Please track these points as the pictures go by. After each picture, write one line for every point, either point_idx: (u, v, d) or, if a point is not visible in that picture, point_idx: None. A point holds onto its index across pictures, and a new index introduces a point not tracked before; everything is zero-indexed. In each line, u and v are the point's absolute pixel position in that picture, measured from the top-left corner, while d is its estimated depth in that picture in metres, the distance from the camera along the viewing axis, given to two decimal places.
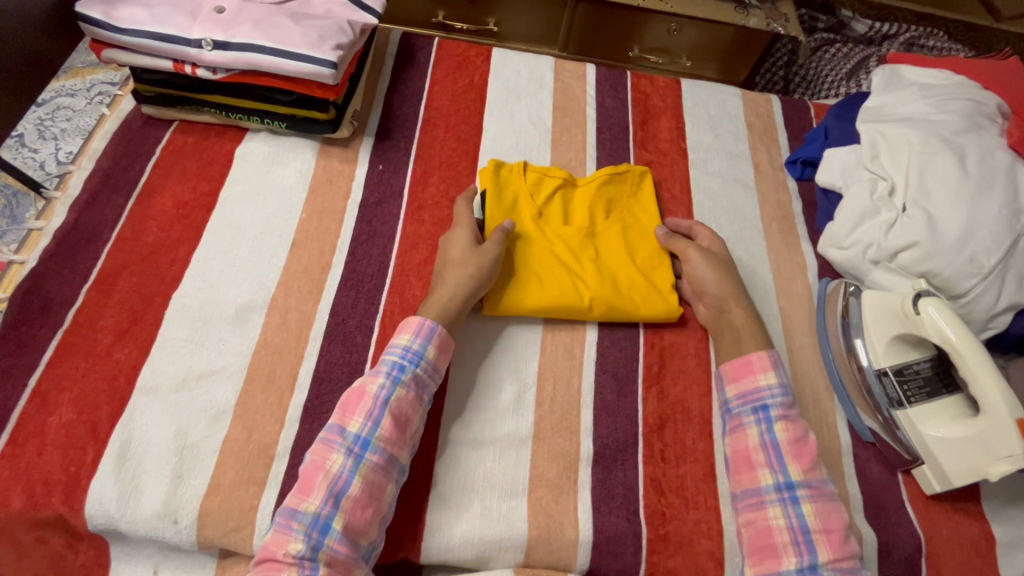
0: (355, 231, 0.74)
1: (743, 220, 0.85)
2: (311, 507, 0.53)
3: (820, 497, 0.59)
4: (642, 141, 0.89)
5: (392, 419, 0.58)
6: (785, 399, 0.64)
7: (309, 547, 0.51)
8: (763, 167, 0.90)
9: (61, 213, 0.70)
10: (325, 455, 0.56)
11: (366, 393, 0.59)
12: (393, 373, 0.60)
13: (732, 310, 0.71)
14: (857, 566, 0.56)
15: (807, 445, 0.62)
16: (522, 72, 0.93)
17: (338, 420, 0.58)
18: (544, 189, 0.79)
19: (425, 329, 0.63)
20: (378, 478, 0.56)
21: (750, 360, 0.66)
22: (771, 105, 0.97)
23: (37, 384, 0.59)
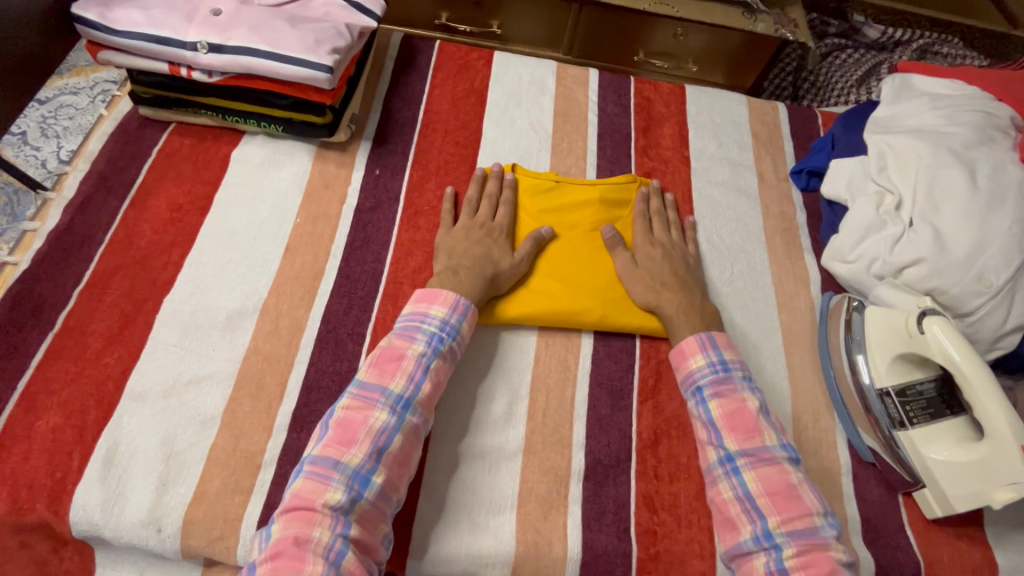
0: (350, 237, 0.74)
1: (745, 231, 0.83)
2: (354, 459, 0.53)
3: (762, 463, 0.59)
4: (644, 148, 0.88)
5: (432, 387, 0.60)
6: (716, 375, 0.64)
7: (350, 497, 0.52)
8: (768, 177, 0.88)
9: (56, 214, 0.70)
10: (367, 412, 0.56)
11: (405, 357, 0.60)
12: (432, 343, 0.61)
13: (663, 304, 0.70)
14: (812, 523, 0.56)
15: (743, 415, 0.61)
16: (523, 77, 0.92)
17: (377, 379, 0.58)
18: (532, 195, 0.78)
19: (463, 303, 0.64)
20: (414, 438, 0.57)
21: (681, 347, 0.67)
22: (777, 113, 0.95)
23: (26, 387, 0.59)
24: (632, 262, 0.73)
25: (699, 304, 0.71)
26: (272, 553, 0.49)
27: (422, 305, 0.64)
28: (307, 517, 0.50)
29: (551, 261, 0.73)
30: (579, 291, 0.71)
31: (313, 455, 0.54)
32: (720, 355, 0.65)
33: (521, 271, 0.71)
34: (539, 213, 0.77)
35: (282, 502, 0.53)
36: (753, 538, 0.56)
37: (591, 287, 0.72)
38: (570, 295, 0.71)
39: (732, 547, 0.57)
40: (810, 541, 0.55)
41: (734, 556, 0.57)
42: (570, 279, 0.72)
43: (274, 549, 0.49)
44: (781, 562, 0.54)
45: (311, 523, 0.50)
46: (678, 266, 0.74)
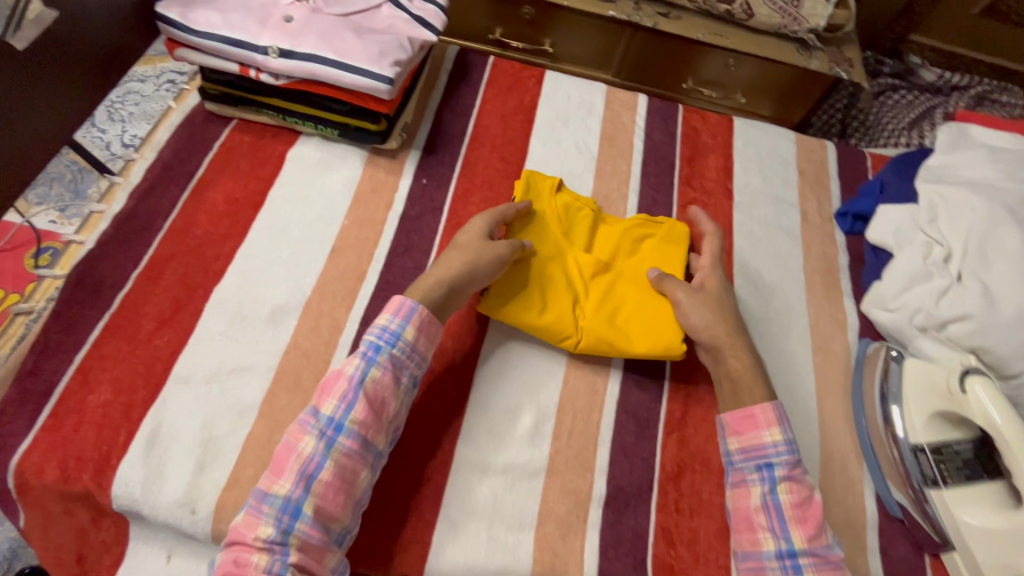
0: (393, 243, 0.76)
1: (784, 270, 0.83)
2: (282, 491, 0.54)
3: (825, 565, 0.58)
4: (688, 178, 0.88)
5: (367, 402, 0.58)
6: (790, 458, 0.62)
7: (281, 531, 0.52)
8: (811, 216, 0.87)
9: (121, 198, 0.73)
10: (299, 438, 0.57)
11: (341, 375, 0.60)
12: (368, 354, 0.61)
13: (731, 362, 0.67)
14: None
15: (813, 508, 0.60)
16: (573, 97, 0.93)
17: (315, 402, 0.59)
18: (568, 209, 0.78)
19: (406, 307, 0.63)
20: (351, 463, 0.56)
21: (754, 414, 0.64)
22: (825, 152, 0.94)
23: (81, 361, 0.62)
24: (689, 299, 0.69)
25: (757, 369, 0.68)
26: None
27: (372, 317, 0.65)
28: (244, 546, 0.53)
29: (578, 273, 0.73)
30: (612, 310, 0.70)
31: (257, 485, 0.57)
32: (793, 433, 0.64)
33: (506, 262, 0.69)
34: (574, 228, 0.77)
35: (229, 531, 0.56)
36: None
37: (624, 304, 0.72)
38: (596, 305, 0.70)
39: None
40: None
41: None
42: (600, 293, 0.72)
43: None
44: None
45: (245, 558, 0.52)
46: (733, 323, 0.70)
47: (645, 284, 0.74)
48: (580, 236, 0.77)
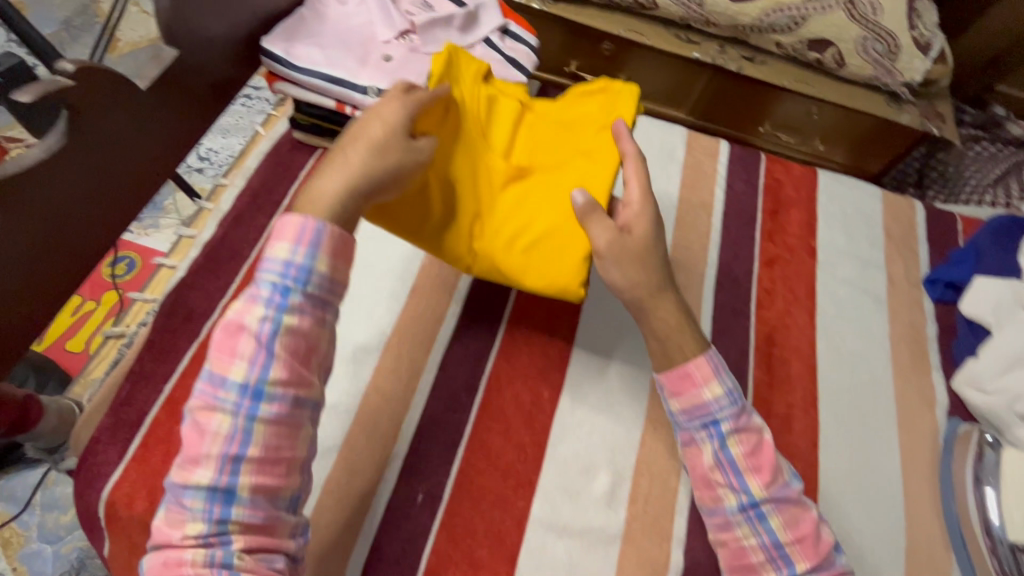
0: (472, 285, 0.75)
1: (869, 337, 0.79)
2: (202, 482, 0.44)
3: (787, 505, 0.57)
4: (770, 232, 0.85)
5: (286, 359, 0.46)
6: (734, 409, 0.59)
7: (212, 523, 0.43)
8: (898, 281, 0.84)
9: (212, 225, 0.74)
10: (209, 416, 0.45)
11: (244, 328, 0.47)
12: (274, 298, 0.47)
13: (656, 315, 0.58)
14: (833, 560, 0.56)
15: (764, 451, 0.59)
16: (653, 141, 0.91)
17: (217, 368, 0.46)
18: (490, 101, 0.62)
19: (310, 231, 0.48)
20: (283, 429, 0.46)
21: (690, 372, 0.59)
22: (914, 212, 0.91)
23: (170, 392, 0.61)
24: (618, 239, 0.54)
25: (675, 321, 0.59)
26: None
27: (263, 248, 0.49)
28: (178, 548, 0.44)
29: (485, 181, 0.59)
30: (513, 232, 0.57)
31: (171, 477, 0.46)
32: (733, 380, 0.59)
33: (416, 168, 0.52)
34: (495, 123, 0.62)
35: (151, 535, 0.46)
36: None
37: (532, 223, 0.57)
38: (498, 225, 0.58)
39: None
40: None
41: None
42: (505, 209, 0.58)
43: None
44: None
45: (177, 562, 0.42)
46: (660, 266, 0.57)
47: (563, 200, 0.57)
48: (502, 133, 0.61)
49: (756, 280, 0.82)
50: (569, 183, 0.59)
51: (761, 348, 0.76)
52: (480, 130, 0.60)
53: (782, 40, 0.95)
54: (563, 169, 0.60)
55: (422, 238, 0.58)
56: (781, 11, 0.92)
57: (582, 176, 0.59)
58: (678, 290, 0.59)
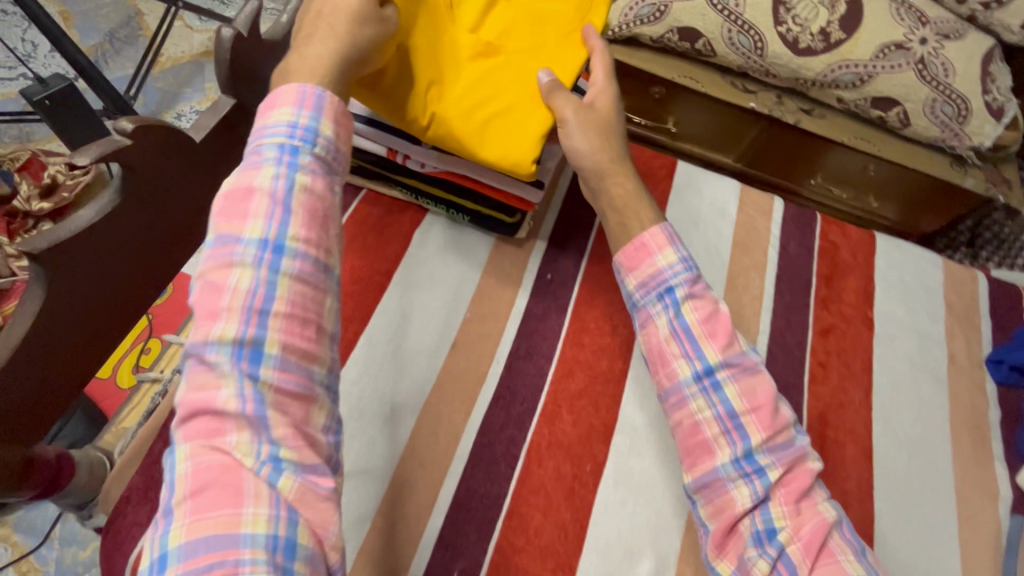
0: (515, 344, 0.72)
1: (928, 419, 0.75)
2: (228, 335, 0.41)
3: (743, 373, 0.57)
4: (825, 300, 0.82)
5: (306, 213, 0.46)
6: (688, 276, 0.59)
7: (243, 382, 0.41)
8: (959, 359, 0.80)
9: None
10: (227, 274, 0.43)
11: (255, 191, 0.45)
12: (284, 157, 0.46)
13: (615, 185, 0.64)
14: (790, 436, 0.56)
15: (720, 320, 0.58)
16: (705, 195, 0.88)
17: (229, 231, 0.44)
18: None
19: (312, 95, 0.48)
20: (308, 289, 0.45)
21: (645, 244, 0.61)
22: (976, 284, 0.87)
23: None
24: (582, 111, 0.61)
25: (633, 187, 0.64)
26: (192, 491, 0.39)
27: (260, 115, 0.48)
28: (216, 422, 0.41)
29: (449, 53, 0.60)
30: (479, 102, 0.59)
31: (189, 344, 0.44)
32: (687, 251, 0.61)
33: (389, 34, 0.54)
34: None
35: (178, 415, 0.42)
36: (732, 461, 0.54)
37: (498, 97, 0.60)
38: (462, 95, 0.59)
39: (706, 475, 0.55)
40: (792, 460, 0.54)
41: (710, 483, 0.55)
42: (470, 80, 0.60)
43: (193, 486, 0.38)
44: (764, 485, 0.53)
45: (219, 436, 0.40)
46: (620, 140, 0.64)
47: (529, 76, 0.61)
48: (463, 7, 0.62)
49: (810, 351, 0.78)
50: (537, 65, 0.63)
51: (814, 426, 0.73)
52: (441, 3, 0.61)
53: (845, 95, 0.92)
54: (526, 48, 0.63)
55: (381, 105, 0.60)
56: (847, 67, 0.89)
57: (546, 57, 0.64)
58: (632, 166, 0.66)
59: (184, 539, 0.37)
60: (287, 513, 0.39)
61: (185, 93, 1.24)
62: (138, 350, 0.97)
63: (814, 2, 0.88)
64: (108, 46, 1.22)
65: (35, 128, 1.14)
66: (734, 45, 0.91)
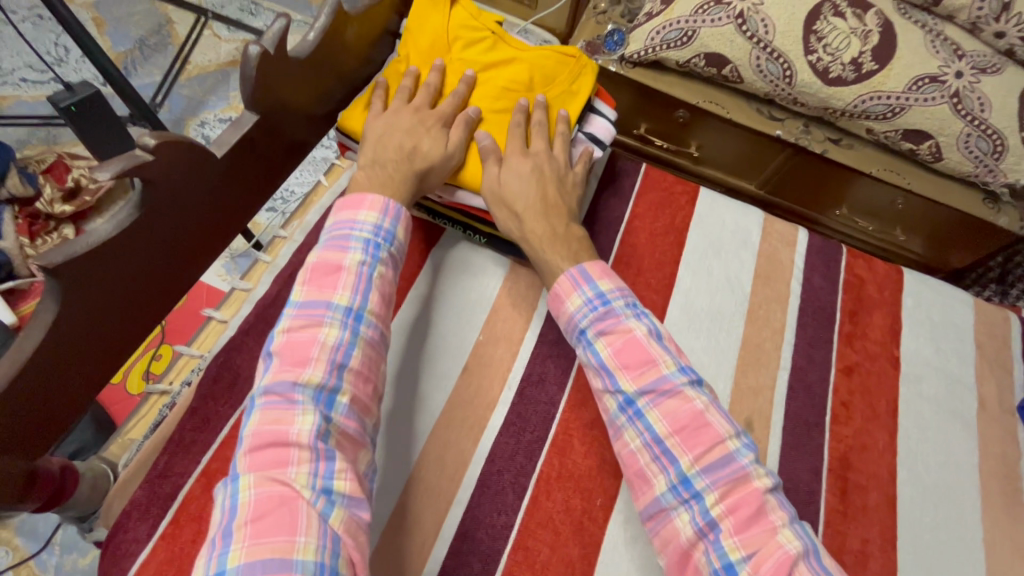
0: (527, 369, 0.71)
1: (958, 467, 0.72)
2: (314, 379, 0.49)
3: (663, 397, 0.56)
4: (849, 336, 0.79)
5: (379, 297, 0.56)
6: (596, 309, 0.61)
7: (320, 420, 0.47)
8: (989, 404, 0.77)
9: (266, 282, 0.71)
10: (315, 330, 0.51)
11: (343, 268, 0.55)
12: (369, 250, 0.56)
13: (533, 236, 0.66)
14: (727, 450, 0.54)
15: (632, 347, 0.58)
16: (727, 223, 0.86)
17: (316, 297, 0.53)
18: (468, 51, 0.71)
19: (394, 207, 0.59)
20: (373, 355, 0.54)
21: (556, 289, 0.64)
22: (1007, 326, 0.84)
23: (208, 463, 0.58)
24: (501, 174, 0.66)
25: (562, 228, 0.68)
26: (247, 514, 0.42)
27: (347, 212, 0.58)
28: (278, 453, 0.45)
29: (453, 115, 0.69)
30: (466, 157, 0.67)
31: (263, 385, 0.49)
32: (596, 287, 0.62)
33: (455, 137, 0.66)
34: (446, 60, 0.71)
35: (241, 449, 0.46)
36: (669, 487, 0.54)
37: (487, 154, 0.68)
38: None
39: (650, 503, 0.55)
40: (732, 475, 0.53)
41: (655, 509, 0.55)
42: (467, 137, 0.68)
43: (254, 512, 0.42)
44: (708, 516, 0.51)
45: (283, 463, 0.45)
46: (550, 185, 0.68)
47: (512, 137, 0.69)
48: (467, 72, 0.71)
49: (832, 390, 0.75)
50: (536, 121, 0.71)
51: (835, 469, 0.70)
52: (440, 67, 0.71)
53: (874, 127, 0.91)
54: (506, 102, 0.71)
55: None
56: (879, 98, 0.87)
57: (533, 109, 0.71)
58: (559, 214, 0.68)
59: (243, 559, 0.40)
60: (332, 543, 0.42)
61: (209, 101, 1.26)
62: (150, 356, 1.00)
63: (846, 31, 0.86)
64: (137, 53, 1.24)
65: (62, 131, 1.16)
66: (762, 72, 0.90)
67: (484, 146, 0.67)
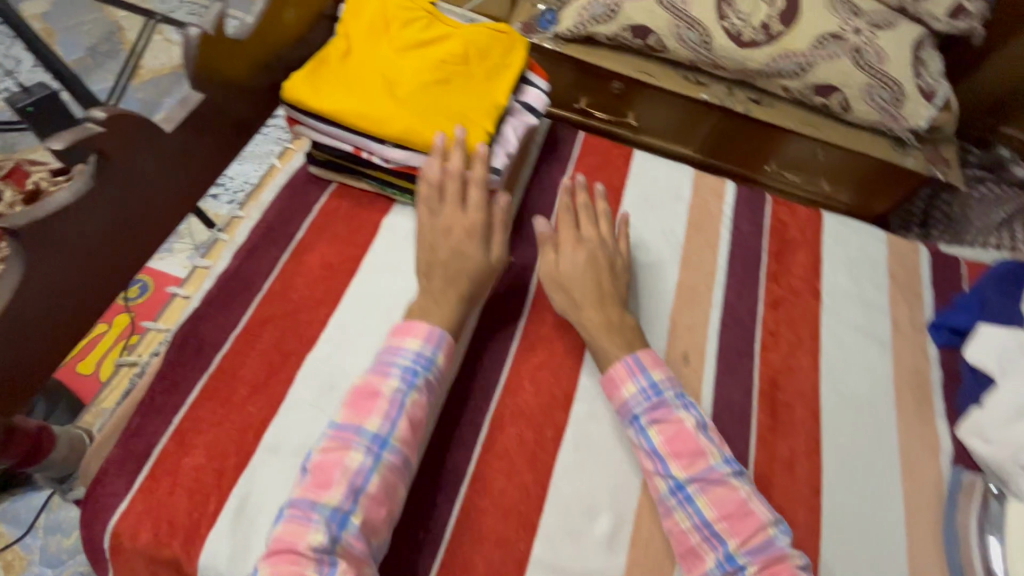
0: (479, 322, 0.76)
1: (875, 381, 0.80)
2: (332, 500, 0.55)
3: (710, 484, 0.63)
4: (775, 275, 0.86)
5: (411, 423, 0.61)
6: (650, 401, 0.67)
7: (329, 538, 0.52)
8: (902, 325, 0.85)
9: (226, 258, 0.75)
10: (343, 453, 0.57)
11: (380, 394, 0.61)
12: (406, 378, 0.62)
13: (589, 320, 0.72)
14: (767, 538, 0.61)
15: (683, 439, 0.65)
16: (660, 181, 0.93)
17: (354, 420, 0.59)
18: (404, 30, 0.77)
19: (437, 334, 0.65)
20: (393, 478, 0.58)
21: (611, 375, 0.69)
22: (917, 257, 0.93)
23: (180, 423, 0.63)
24: (558, 262, 0.74)
25: (617, 318, 0.73)
26: None
27: (398, 338, 0.65)
28: (293, 562, 0.51)
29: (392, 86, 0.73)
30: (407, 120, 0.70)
31: (291, 497, 0.56)
32: (650, 379, 0.68)
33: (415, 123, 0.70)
34: (384, 38, 0.76)
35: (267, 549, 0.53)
36: (716, 565, 0.60)
37: (427, 118, 0.72)
38: (361, 104, 0.70)
39: None
40: (769, 557, 0.60)
41: None
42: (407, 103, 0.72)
43: None
44: None
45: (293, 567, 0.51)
46: (604, 272, 0.75)
47: (450, 103, 0.73)
48: (405, 49, 0.76)
49: (760, 321, 0.82)
50: (471, 90, 0.76)
51: (765, 391, 0.77)
52: (379, 44, 0.76)
53: (789, 85, 0.99)
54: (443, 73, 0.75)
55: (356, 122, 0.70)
56: (789, 57, 0.95)
57: (577, 190, 0.80)
58: (615, 301, 0.74)
59: None
60: None
61: (164, 102, 1.29)
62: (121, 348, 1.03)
63: None
64: (90, 60, 1.27)
65: (18, 139, 1.18)
66: (683, 40, 0.97)
67: (541, 234, 0.76)
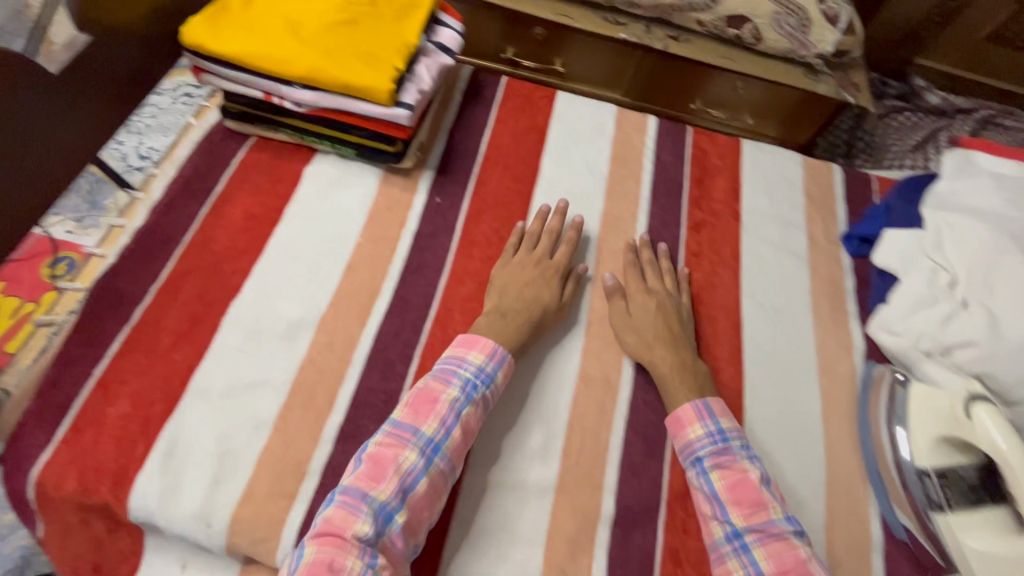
0: (406, 260, 0.76)
1: (793, 291, 0.84)
2: (382, 495, 0.55)
3: (770, 538, 0.59)
4: (697, 200, 0.89)
5: (462, 436, 0.61)
6: (716, 446, 0.64)
7: (372, 541, 0.53)
8: (818, 239, 0.89)
9: (142, 214, 0.74)
10: (398, 450, 0.58)
11: (439, 400, 0.61)
12: (466, 390, 0.63)
13: (659, 364, 0.71)
14: None
15: (745, 486, 0.62)
16: (583, 118, 0.95)
17: (411, 420, 0.60)
18: None
19: (499, 352, 0.66)
20: (440, 482, 0.59)
21: (678, 415, 0.67)
22: (832, 176, 0.97)
23: (102, 374, 0.63)
24: (627, 313, 0.75)
25: (690, 361, 0.72)
26: None
27: (461, 349, 0.66)
28: (338, 545, 0.52)
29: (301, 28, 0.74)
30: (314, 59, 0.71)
31: (343, 484, 0.56)
32: (718, 424, 0.66)
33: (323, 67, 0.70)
34: None
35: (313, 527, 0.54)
36: None
37: (334, 55, 0.72)
38: (267, 46, 0.71)
39: None
40: None
41: None
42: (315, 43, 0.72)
43: None
44: None
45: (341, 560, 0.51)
46: (674, 322, 0.74)
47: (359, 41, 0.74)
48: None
49: (683, 244, 0.85)
50: (381, 28, 0.77)
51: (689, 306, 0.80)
52: None
53: (703, 18, 1.04)
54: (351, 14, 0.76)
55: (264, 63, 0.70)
56: None
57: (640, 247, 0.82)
58: (686, 348, 0.73)
59: None
60: None
61: None
62: None
63: None
64: None
65: None
66: None
67: (610, 286, 0.78)
